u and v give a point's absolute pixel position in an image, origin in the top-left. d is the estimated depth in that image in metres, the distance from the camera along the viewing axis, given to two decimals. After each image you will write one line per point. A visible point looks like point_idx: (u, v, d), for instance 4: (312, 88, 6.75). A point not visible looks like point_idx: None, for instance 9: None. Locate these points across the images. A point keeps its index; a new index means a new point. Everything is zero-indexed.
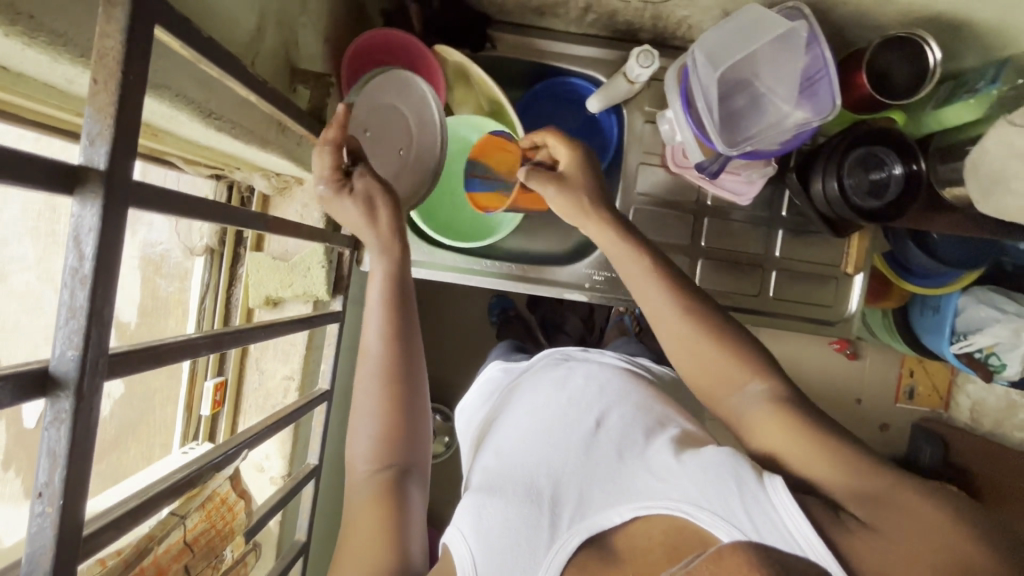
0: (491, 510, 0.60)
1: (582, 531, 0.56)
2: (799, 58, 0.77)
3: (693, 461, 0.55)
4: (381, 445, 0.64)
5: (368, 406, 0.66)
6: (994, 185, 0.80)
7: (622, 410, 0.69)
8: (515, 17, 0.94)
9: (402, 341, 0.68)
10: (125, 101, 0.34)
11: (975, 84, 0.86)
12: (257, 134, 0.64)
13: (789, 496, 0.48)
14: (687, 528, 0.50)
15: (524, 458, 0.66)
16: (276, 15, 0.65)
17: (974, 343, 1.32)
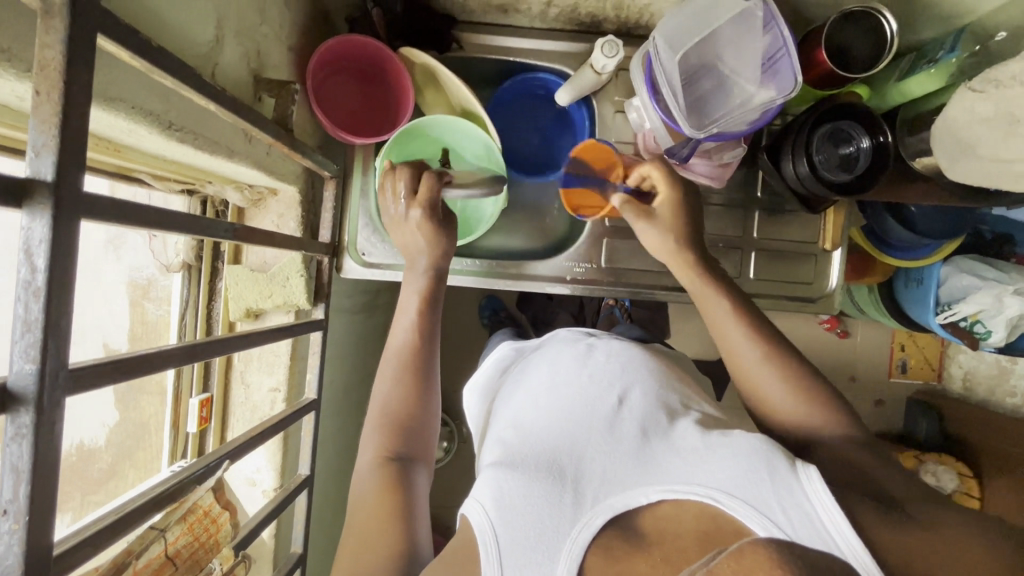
0: (512, 484, 0.63)
1: (607, 510, 0.60)
2: (762, 41, 0.78)
3: (725, 448, 0.61)
4: (387, 438, 0.73)
5: (387, 386, 0.77)
6: (962, 152, 0.82)
7: (645, 389, 0.75)
8: (479, 16, 0.94)
9: (426, 343, 0.79)
10: (70, 110, 0.34)
11: (935, 53, 0.85)
12: (222, 145, 0.64)
13: (820, 484, 0.55)
14: (720, 516, 0.55)
15: (542, 430, 0.71)
16: (236, 25, 0.65)
17: (960, 312, 1.33)
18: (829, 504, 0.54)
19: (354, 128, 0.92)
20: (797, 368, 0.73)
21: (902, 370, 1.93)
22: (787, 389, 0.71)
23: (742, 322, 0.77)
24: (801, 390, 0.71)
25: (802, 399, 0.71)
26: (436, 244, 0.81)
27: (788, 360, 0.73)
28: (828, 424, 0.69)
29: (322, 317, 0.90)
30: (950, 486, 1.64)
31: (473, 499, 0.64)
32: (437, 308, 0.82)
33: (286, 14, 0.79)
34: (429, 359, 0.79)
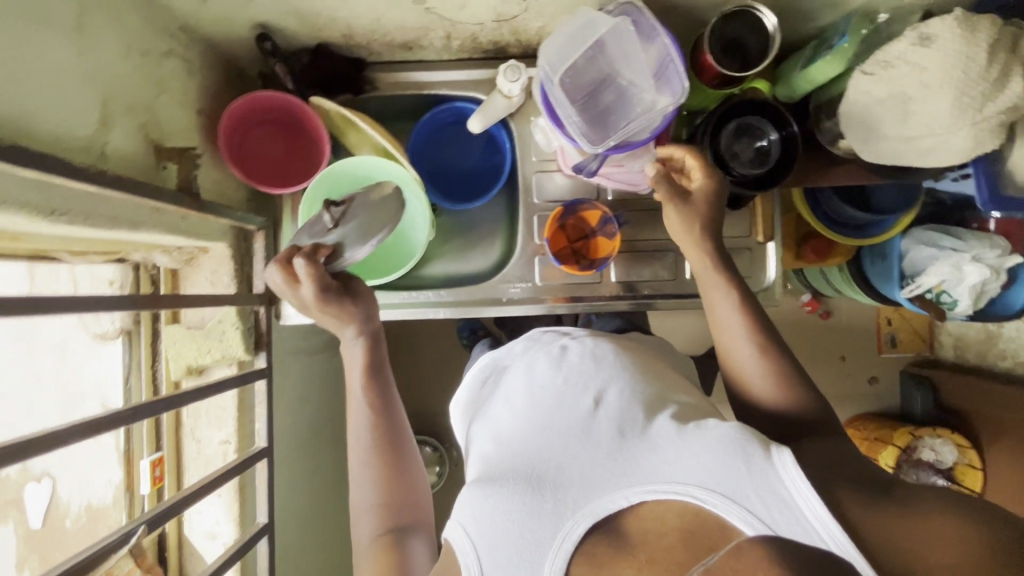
0: (493, 501, 0.64)
1: (588, 516, 0.60)
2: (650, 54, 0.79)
3: (700, 439, 0.62)
4: (382, 510, 0.76)
5: (362, 452, 0.80)
6: (868, 134, 0.82)
7: (621, 388, 0.72)
8: (387, 57, 0.97)
9: (382, 397, 0.83)
10: None
11: (832, 40, 0.84)
12: (123, 219, 0.67)
13: (797, 473, 0.57)
14: (703, 513, 0.58)
15: (520, 439, 0.70)
16: (126, 104, 0.68)
17: (923, 285, 1.30)
18: (805, 491, 0.56)
19: (278, 179, 0.95)
20: (780, 356, 0.77)
21: (892, 345, 1.89)
22: (769, 374, 0.75)
23: (745, 312, 0.79)
24: (780, 374, 0.75)
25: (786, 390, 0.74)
26: (349, 314, 0.82)
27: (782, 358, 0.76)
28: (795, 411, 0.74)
29: (265, 365, 0.92)
30: (950, 459, 1.62)
31: (456, 521, 0.66)
32: (383, 373, 0.85)
33: (190, 82, 0.82)
34: (393, 423, 0.82)
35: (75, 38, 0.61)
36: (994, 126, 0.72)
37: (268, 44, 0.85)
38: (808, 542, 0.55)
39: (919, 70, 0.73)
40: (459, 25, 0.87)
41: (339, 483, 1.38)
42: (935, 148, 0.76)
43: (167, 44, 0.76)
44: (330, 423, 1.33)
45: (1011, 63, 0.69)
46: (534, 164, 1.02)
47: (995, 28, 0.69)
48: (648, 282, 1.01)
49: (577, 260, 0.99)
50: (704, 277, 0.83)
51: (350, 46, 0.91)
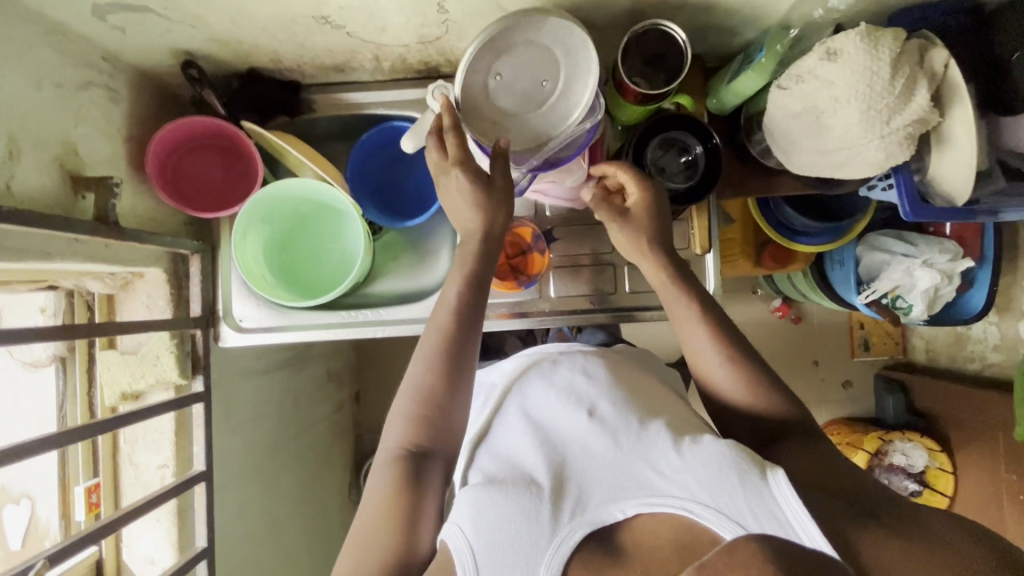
0: (489, 503, 0.63)
1: (585, 525, 0.62)
2: (580, 79, 0.74)
3: (694, 454, 0.63)
4: (412, 427, 0.73)
5: (404, 403, 0.74)
6: (789, 146, 0.82)
7: (612, 400, 0.74)
8: (321, 79, 0.97)
9: (465, 325, 0.76)
10: None
11: (755, 53, 0.85)
12: (29, 252, 0.67)
13: (789, 488, 0.58)
14: (695, 526, 0.59)
15: (521, 452, 0.71)
16: (34, 137, 0.69)
17: (878, 291, 1.31)
18: (798, 509, 0.57)
19: (215, 203, 0.95)
20: (748, 358, 0.77)
21: (865, 349, 1.88)
22: (741, 381, 0.76)
23: (715, 327, 0.79)
24: (751, 381, 0.76)
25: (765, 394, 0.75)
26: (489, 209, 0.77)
27: (754, 369, 0.76)
28: (779, 423, 0.74)
29: (202, 389, 0.93)
30: (920, 463, 1.62)
31: (451, 521, 0.65)
32: (482, 299, 0.78)
33: (114, 111, 0.83)
34: (465, 340, 0.76)
35: None
36: (903, 138, 0.72)
37: (193, 71, 0.86)
38: (783, 536, 0.56)
39: (828, 84, 0.73)
40: (384, 47, 0.88)
41: (300, 501, 1.38)
42: (850, 160, 0.77)
43: (87, 75, 0.77)
44: (288, 441, 1.33)
45: (916, 76, 0.70)
46: None
47: (898, 41, 0.70)
48: (588, 296, 1.01)
49: (516, 275, 0.99)
50: (675, 313, 0.81)
51: (280, 69, 0.92)
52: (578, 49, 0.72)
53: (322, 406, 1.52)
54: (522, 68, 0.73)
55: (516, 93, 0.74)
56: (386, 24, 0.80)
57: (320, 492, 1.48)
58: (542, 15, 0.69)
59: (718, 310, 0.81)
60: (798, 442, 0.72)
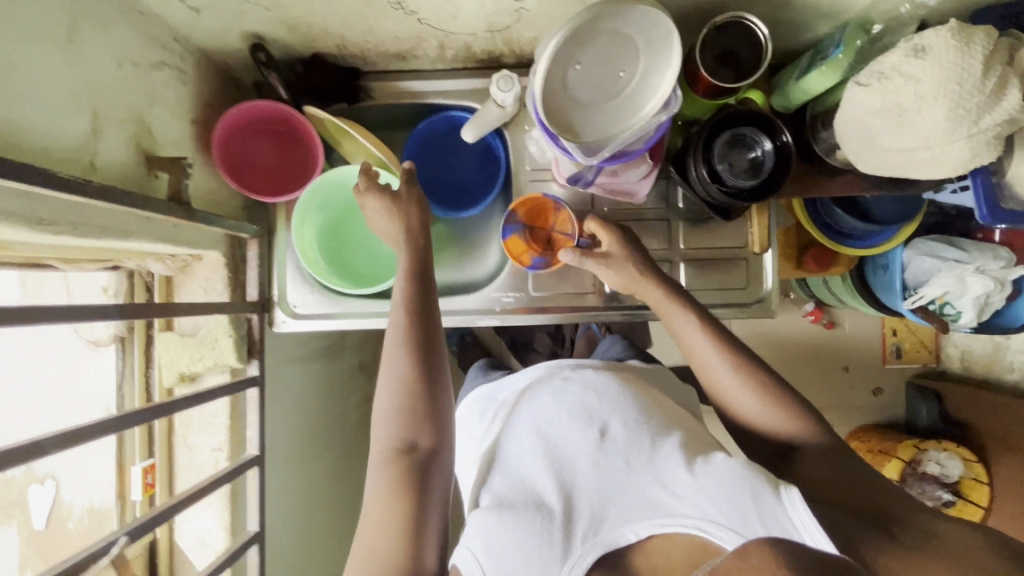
0: (500, 529, 0.62)
1: (598, 547, 0.61)
2: (659, 70, 0.73)
3: (707, 474, 0.61)
4: (400, 432, 0.71)
5: (387, 407, 0.73)
6: (863, 143, 0.81)
7: (625, 416, 0.71)
8: (382, 66, 0.97)
9: (423, 317, 0.77)
10: None
11: (828, 50, 0.84)
12: (110, 229, 0.67)
13: (803, 506, 0.56)
14: (710, 546, 0.58)
15: (526, 472, 0.70)
16: (116, 114, 0.68)
17: (926, 296, 1.29)
18: (813, 529, 0.55)
19: (274, 187, 0.95)
20: (753, 363, 0.74)
21: (897, 356, 1.84)
22: (752, 386, 0.72)
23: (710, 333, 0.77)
24: (761, 386, 0.72)
25: (772, 402, 0.72)
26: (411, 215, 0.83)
27: (762, 375, 0.73)
28: (793, 429, 0.71)
29: (257, 373, 0.93)
30: (956, 472, 1.57)
31: (462, 547, 0.64)
32: (431, 297, 0.79)
33: (182, 91, 0.82)
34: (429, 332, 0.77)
35: (65, 50, 0.61)
36: (991, 138, 0.71)
37: (262, 54, 0.86)
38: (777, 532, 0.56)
39: (914, 81, 0.71)
40: (452, 35, 0.87)
41: (334, 489, 1.38)
42: (930, 160, 0.75)
43: (161, 54, 0.77)
44: (325, 429, 1.33)
45: (1008, 74, 0.69)
46: (527, 173, 1.01)
47: (990, 38, 0.68)
48: (643, 293, 1.00)
49: (545, 256, 0.98)
50: (670, 319, 0.81)
51: (344, 55, 0.92)
52: (661, 38, 0.70)
53: (355, 396, 1.51)
54: (601, 58, 0.71)
55: (593, 83, 0.73)
56: (459, 11, 0.79)
57: (351, 481, 1.48)
58: (630, 5, 0.66)
59: (731, 333, 0.77)
60: (813, 452, 0.69)
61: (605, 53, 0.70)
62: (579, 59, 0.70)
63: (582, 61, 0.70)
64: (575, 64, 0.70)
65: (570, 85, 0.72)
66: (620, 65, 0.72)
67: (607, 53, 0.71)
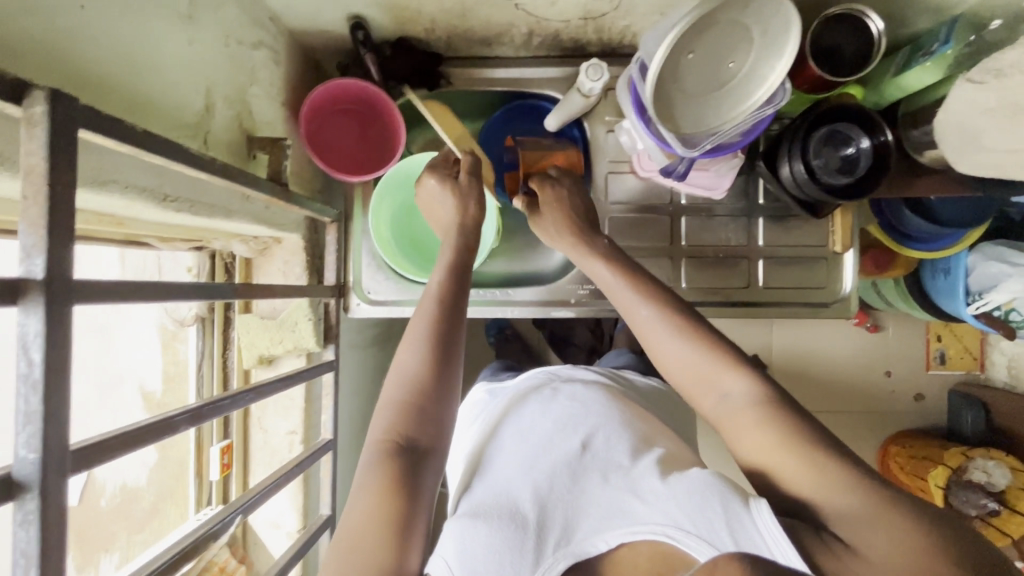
0: (473, 533, 0.55)
1: (569, 556, 0.54)
2: (769, 63, 0.71)
3: (679, 481, 0.55)
4: (399, 419, 0.62)
5: (392, 396, 0.64)
6: (967, 143, 0.79)
7: (610, 430, 0.65)
8: (464, 52, 0.96)
9: (451, 316, 0.70)
10: (55, 189, 0.36)
11: (930, 45, 0.82)
12: (218, 208, 0.67)
13: (773, 519, 0.48)
14: (672, 555, 0.51)
15: (503, 478, 0.63)
16: (224, 92, 0.68)
17: (991, 302, 1.18)
18: (783, 543, 0.47)
19: (355, 169, 0.94)
20: (710, 333, 0.65)
21: (941, 363, 1.61)
22: (697, 349, 0.64)
23: (656, 302, 0.69)
24: (708, 349, 0.64)
25: (714, 355, 0.63)
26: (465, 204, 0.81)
27: (706, 332, 0.65)
28: (722, 378, 0.62)
29: (333, 357, 0.91)
30: (1004, 482, 1.30)
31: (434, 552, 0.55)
32: (462, 295, 0.73)
33: (275, 72, 0.82)
34: (452, 330, 0.69)
35: (186, 25, 0.60)
36: None
37: (361, 33, 0.84)
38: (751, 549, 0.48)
39: None
40: (544, 21, 0.86)
41: None
42: None
43: (260, 34, 0.76)
44: None
45: None
46: (605, 164, 0.99)
47: None
48: (720, 289, 0.99)
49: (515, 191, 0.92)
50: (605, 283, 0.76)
51: (430, 39, 0.90)
52: (778, 29, 0.69)
53: None
54: (715, 47, 0.70)
55: (703, 75, 0.72)
56: None
57: None
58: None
59: (678, 299, 0.69)
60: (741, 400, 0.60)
61: (716, 44, 0.70)
62: (690, 48, 0.70)
63: (694, 51, 0.70)
64: (688, 52, 0.70)
65: (678, 74, 0.72)
66: (730, 57, 0.71)
67: (718, 44, 0.70)
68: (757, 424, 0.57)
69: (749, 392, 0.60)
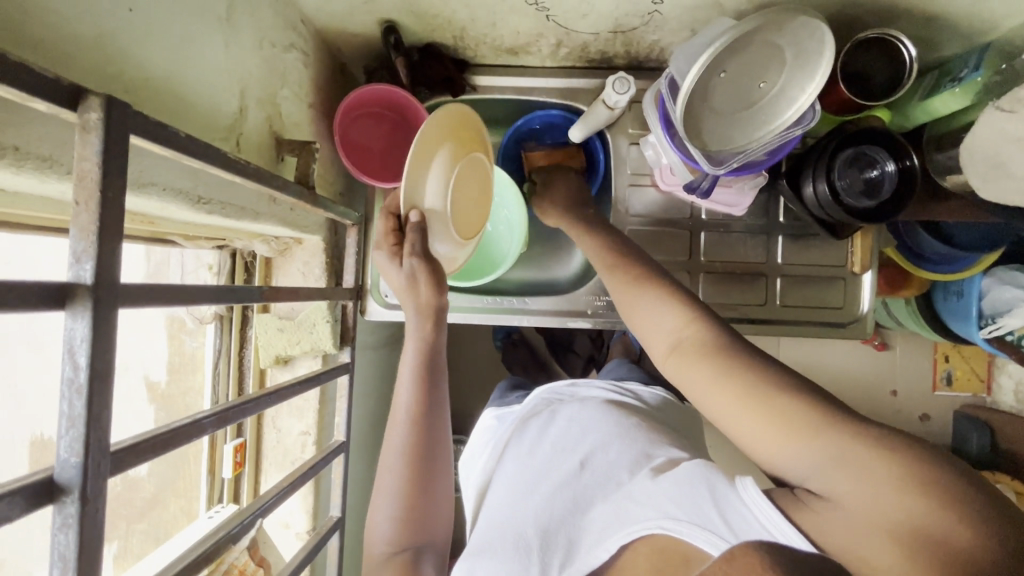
0: (483, 570, 0.58)
1: (575, 573, 0.54)
2: (800, 85, 0.71)
3: (668, 477, 0.55)
4: (402, 524, 0.67)
5: (391, 486, 0.68)
6: (993, 171, 0.79)
7: (607, 447, 0.66)
8: (490, 60, 0.96)
9: (431, 413, 0.72)
10: (106, 196, 0.36)
11: (959, 71, 0.82)
12: (247, 210, 0.67)
13: (758, 491, 0.48)
14: (671, 548, 0.49)
15: (508, 509, 0.65)
16: (257, 94, 0.68)
17: (1005, 327, 1.17)
18: (774, 515, 0.46)
19: (381, 171, 0.94)
20: (677, 290, 0.65)
21: (947, 384, 1.60)
22: (667, 303, 0.63)
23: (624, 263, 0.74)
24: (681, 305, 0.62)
25: (684, 309, 0.62)
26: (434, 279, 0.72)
27: (673, 288, 0.65)
28: (688, 326, 0.60)
29: (349, 360, 0.92)
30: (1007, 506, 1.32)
31: None
32: (438, 374, 0.74)
33: (304, 74, 0.82)
34: (437, 431, 0.72)
35: (224, 28, 0.61)
36: None
37: (393, 37, 0.84)
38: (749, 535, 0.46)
39: None
40: (574, 34, 0.86)
41: None
42: None
43: (291, 37, 0.77)
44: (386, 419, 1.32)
45: None
46: (627, 176, 0.99)
47: None
48: (737, 305, 0.99)
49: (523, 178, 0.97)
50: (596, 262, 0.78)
51: (458, 46, 0.91)
52: (811, 54, 0.69)
53: None
54: (748, 66, 0.71)
55: (734, 93, 0.73)
56: (591, 10, 0.78)
57: None
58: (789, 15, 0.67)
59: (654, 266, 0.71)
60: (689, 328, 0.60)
61: (749, 62, 0.71)
62: (724, 65, 0.70)
63: (727, 69, 0.71)
64: (721, 70, 0.71)
65: (709, 91, 0.72)
66: (762, 76, 0.72)
67: (750, 62, 0.71)
68: (720, 361, 0.54)
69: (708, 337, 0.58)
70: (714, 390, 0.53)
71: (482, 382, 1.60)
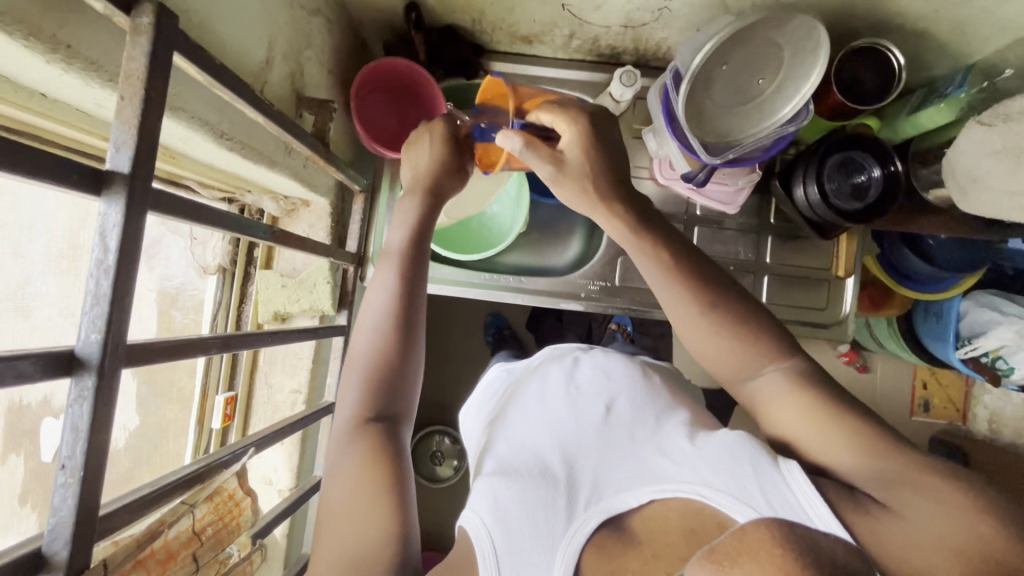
0: (504, 492, 0.57)
1: (600, 513, 0.55)
2: (796, 84, 0.76)
3: (708, 445, 0.56)
4: (376, 396, 0.62)
5: (366, 358, 0.64)
6: (971, 183, 0.83)
7: (632, 395, 0.68)
8: (505, 47, 1.00)
9: (412, 289, 0.67)
10: (149, 96, 0.39)
11: (945, 89, 0.88)
12: (265, 155, 0.70)
13: (804, 478, 0.50)
14: (703, 511, 0.51)
15: (531, 442, 0.65)
16: (283, 48, 0.72)
17: (979, 347, 1.20)
18: (816, 501, 0.49)
19: (392, 143, 0.98)
20: (739, 304, 0.62)
21: (924, 411, 1.59)
22: (733, 331, 0.60)
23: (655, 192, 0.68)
24: (747, 330, 0.60)
25: (753, 339, 0.60)
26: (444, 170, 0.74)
27: (735, 300, 0.62)
28: (760, 356, 0.59)
29: (345, 323, 0.93)
30: None
31: (469, 511, 0.58)
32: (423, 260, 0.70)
33: (327, 42, 0.86)
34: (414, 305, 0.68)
35: None
36: None
37: (413, 14, 0.88)
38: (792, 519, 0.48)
39: None
40: (587, 25, 0.90)
41: None
42: None
43: (319, 3, 0.80)
44: None
45: None
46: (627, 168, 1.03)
47: None
48: None
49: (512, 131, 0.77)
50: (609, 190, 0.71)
51: (475, 30, 0.95)
52: (807, 53, 0.74)
53: None
54: (748, 62, 0.76)
55: (735, 87, 0.77)
56: (606, 2, 0.83)
57: None
58: (789, 15, 0.72)
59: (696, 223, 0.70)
60: (782, 385, 0.57)
61: (751, 58, 0.76)
62: (725, 58, 0.75)
63: (729, 62, 0.75)
64: (724, 63, 0.75)
65: (710, 82, 0.76)
66: (763, 73, 0.77)
67: (752, 58, 0.76)
68: (805, 395, 0.56)
69: (790, 372, 0.58)
70: (808, 436, 0.54)
71: (468, 373, 1.61)
